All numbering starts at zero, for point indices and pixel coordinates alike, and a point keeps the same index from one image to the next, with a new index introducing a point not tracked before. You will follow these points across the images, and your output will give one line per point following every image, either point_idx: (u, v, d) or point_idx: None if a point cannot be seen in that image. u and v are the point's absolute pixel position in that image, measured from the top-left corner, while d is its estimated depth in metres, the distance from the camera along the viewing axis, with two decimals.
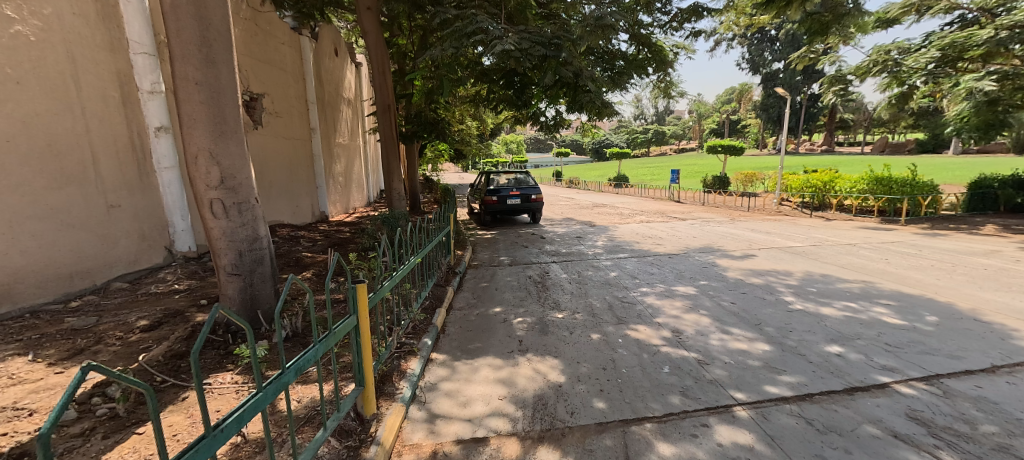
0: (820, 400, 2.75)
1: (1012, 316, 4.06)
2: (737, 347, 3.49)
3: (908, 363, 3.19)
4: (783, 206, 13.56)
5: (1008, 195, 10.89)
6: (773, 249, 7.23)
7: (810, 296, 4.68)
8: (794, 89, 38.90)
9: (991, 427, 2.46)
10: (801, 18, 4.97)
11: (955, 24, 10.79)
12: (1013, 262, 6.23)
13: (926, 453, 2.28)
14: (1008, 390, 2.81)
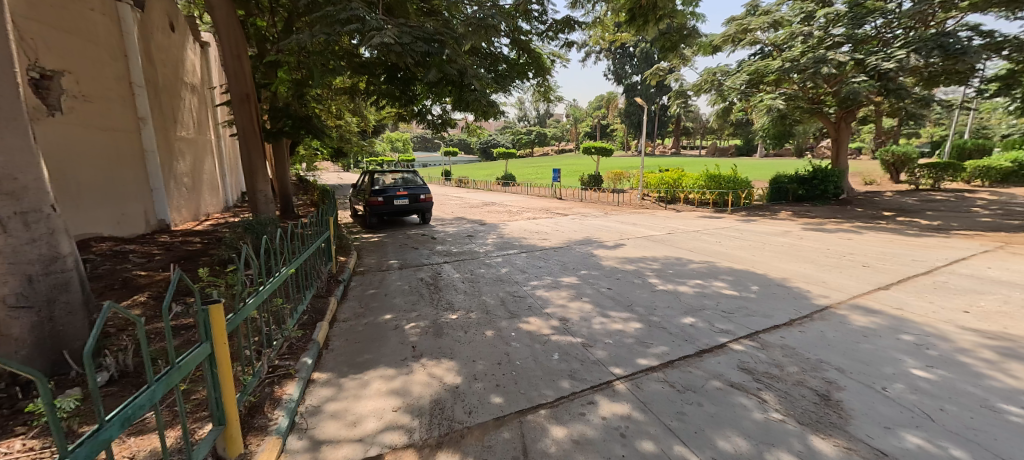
0: (679, 365, 3.24)
1: (803, 281, 5.31)
2: (614, 327, 3.91)
3: (737, 325, 3.96)
4: (645, 200, 15.54)
5: (794, 188, 14.19)
6: (640, 238, 8.27)
7: (670, 277, 5.49)
8: (649, 100, 44.62)
9: (792, 368, 3.20)
10: (655, 37, 5.80)
11: (757, 55, 13.73)
12: (803, 240, 8.15)
13: (753, 396, 2.85)
14: (800, 338, 3.69)
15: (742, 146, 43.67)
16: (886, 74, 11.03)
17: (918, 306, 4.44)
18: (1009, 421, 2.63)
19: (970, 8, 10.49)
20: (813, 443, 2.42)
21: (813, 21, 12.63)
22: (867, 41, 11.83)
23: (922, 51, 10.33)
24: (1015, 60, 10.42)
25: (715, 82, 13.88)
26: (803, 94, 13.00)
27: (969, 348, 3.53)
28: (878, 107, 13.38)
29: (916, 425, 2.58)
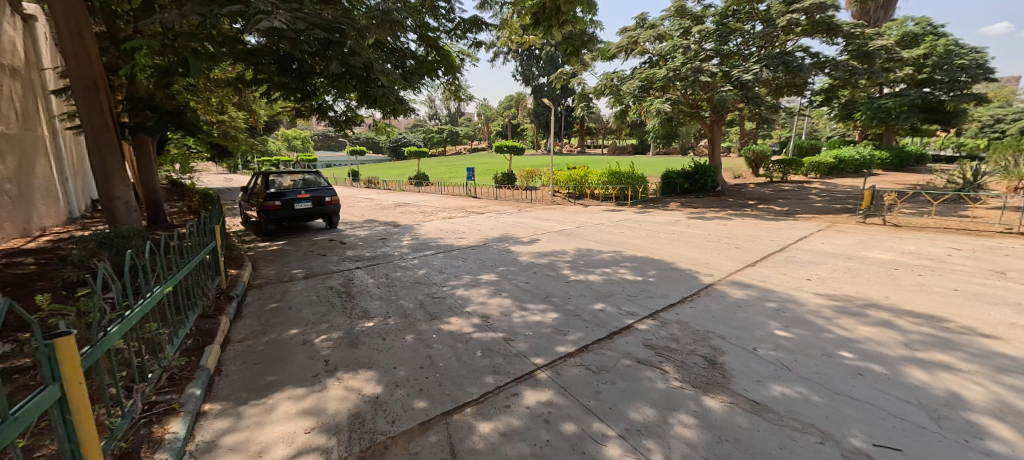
0: (594, 348, 3.49)
1: (692, 263, 6.03)
2: (533, 319, 4.05)
3: (640, 307, 4.38)
4: (555, 196, 16.14)
5: (681, 183, 15.71)
6: (553, 232, 8.64)
7: (581, 267, 5.85)
8: (556, 101, 46.32)
9: (685, 340, 3.65)
10: (559, 41, 6.07)
11: (646, 64, 15.00)
12: (692, 227, 9.24)
13: (657, 368, 3.19)
14: (690, 314, 4.23)
15: (637, 144, 47.16)
16: (747, 84, 12.76)
17: (777, 279, 5.34)
18: (840, 364, 3.31)
19: (804, 31, 12.70)
20: (706, 403, 2.80)
21: (689, 36, 14.28)
22: (731, 55, 13.67)
23: (770, 67, 12.36)
24: (835, 77, 12.89)
25: (612, 86, 14.95)
26: (684, 100, 14.69)
27: (815, 310, 4.35)
28: (740, 112, 15.55)
29: (778, 376, 3.13)
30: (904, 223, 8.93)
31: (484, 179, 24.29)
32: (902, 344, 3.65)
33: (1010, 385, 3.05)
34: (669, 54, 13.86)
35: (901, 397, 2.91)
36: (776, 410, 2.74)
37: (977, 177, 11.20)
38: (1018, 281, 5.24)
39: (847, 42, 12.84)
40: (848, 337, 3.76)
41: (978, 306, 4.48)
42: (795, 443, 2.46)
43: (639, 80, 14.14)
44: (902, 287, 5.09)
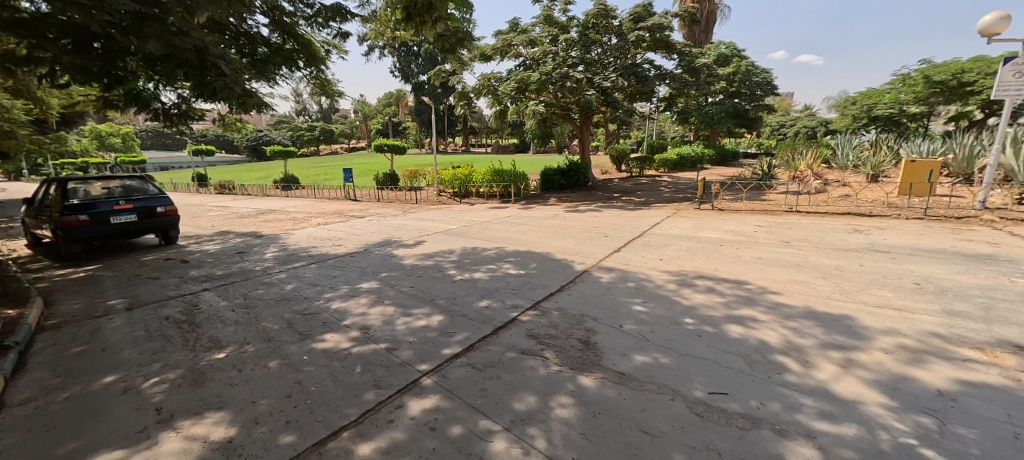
0: (480, 345, 3.64)
1: (569, 253, 6.54)
2: (419, 324, 4.05)
3: (522, 299, 4.67)
4: (441, 196, 16.06)
5: (558, 180, 16.74)
6: (438, 233, 8.64)
7: (465, 266, 5.98)
8: (437, 99, 45.99)
9: (563, 327, 4.01)
10: (434, 38, 6.04)
11: (521, 66, 15.66)
12: (567, 220, 9.97)
13: (539, 357, 3.46)
14: (569, 300, 4.62)
15: (519, 144, 49.09)
16: (607, 90, 14.17)
17: (639, 261, 6.05)
18: (685, 330, 3.93)
19: (649, 47, 14.48)
20: (581, 381, 3.13)
21: (557, 43, 15.18)
22: (594, 63, 14.99)
23: (625, 76, 13.88)
24: (672, 87, 14.91)
25: (490, 87, 15.21)
26: (556, 103, 15.72)
27: (665, 285, 5.06)
28: (603, 114, 17.10)
29: (639, 347, 3.62)
30: (727, 207, 10.75)
31: (366, 180, 23.12)
32: (727, 306, 4.45)
33: (798, 329, 3.92)
34: (541, 59, 14.56)
35: (729, 350, 3.57)
36: (638, 378, 3.18)
37: (770, 170, 13.98)
38: (799, 247, 6.68)
39: (679, 58, 14.94)
40: (690, 304, 4.47)
41: (776, 269, 5.63)
42: (653, 403, 2.89)
43: (515, 81, 14.63)
44: (734, 259, 6.12)
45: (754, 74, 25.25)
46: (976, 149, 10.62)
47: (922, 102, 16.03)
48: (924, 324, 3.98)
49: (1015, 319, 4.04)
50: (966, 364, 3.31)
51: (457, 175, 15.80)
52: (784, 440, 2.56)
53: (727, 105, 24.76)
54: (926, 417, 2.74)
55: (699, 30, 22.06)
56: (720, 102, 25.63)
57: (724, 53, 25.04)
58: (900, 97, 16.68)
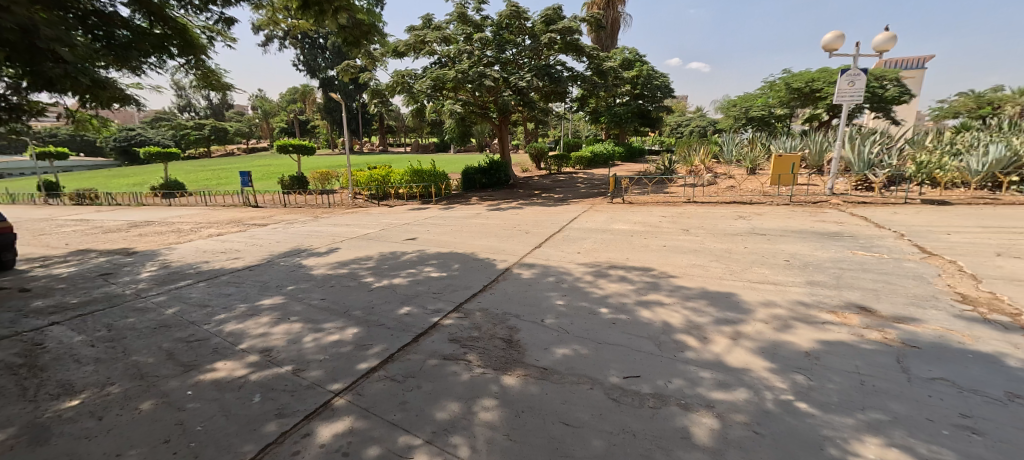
0: (399, 357, 3.59)
1: (490, 252, 6.64)
2: (330, 339, 3.92)
3: (444, 302, 4.66)
4: (358, 199, 15.35)
5: (479, 179, 16.81)
6: (354, 238, 8.28)
7: (383, 271, 5.82)
8: (349, 97, 43.97)
9: (486, 327, 4.07)
10: (336, 30, 5.66)
11: (436, 64, 15.53)
12: (488, 219, 10.04)
13: (462, 361, 3.50)
14: (491, 298, 4.70)
15: (440, 143, 48.50)
16: (523, 90, 14.44)
17: (557, 255, 6.30)
18: (600, 318, 4.15)
19: (561, 49, 14.98)
20: (504, 381, 3.20)
21: (472, 42, 15.12)
22: (509, 63, 15.23)
23: (539, 76, 14.28)
24: (583, 88, 15.61)
25: (405, 84, 14.62)
26: (473, 101, 15.73)
27: (581, 276, 5.31)
28: (520, 114, 17.44)
29: (560, 340, 3.77)
30: (635, 201, 11.49)
31: (271, 184, 21.39)
32: (636, 291, 4.78)
33: (697, 307, 4.31)
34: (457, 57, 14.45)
35: (640, 334, 3.83)
36: (559, 371, 3.32)
37: (669, 165, 15.19)
38: (696, 233, 7.33)
39: (588, 60, 15.67)
40: (604, 293, 4.72)
41: (677, 255, 6.14)
42: (574, 394, 3.03)
43: (431, 79, 14.42)
44: (642, 248, 6.59)
45: (654, 78, 27.25)
46: (826, 144, 12.39)
47: (784, 105, 18.76)
48: (794, 294, 4.57)
49: (861, 284, 4.78)
50: (827, 325, 3.85)
51: (374, 176, 15.19)
52: (689, 413, 2.81)
53: (632, 105, 26.46)
54: (800, 375, 3.14)
55: (604, 35, 23.26)
56: (626, 102, 27.30)
57: (627, 57, 26.71)
58: (768, 100, 19.29)
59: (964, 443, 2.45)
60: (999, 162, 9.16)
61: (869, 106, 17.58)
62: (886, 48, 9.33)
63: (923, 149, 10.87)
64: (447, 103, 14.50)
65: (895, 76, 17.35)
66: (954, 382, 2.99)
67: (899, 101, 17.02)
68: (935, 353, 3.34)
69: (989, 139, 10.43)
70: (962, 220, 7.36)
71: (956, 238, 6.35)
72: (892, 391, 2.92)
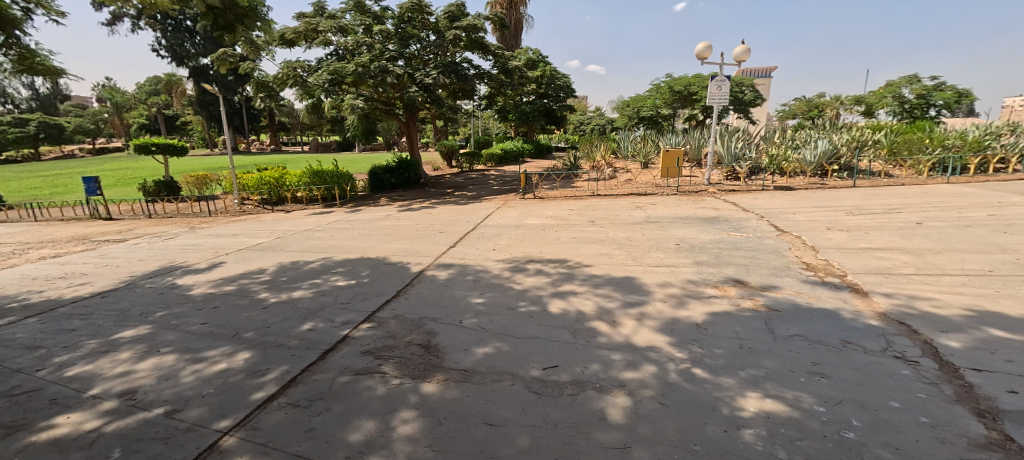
0: (302, 379, 3.31)
1: (401, 254, 6.46)
2: (215, 369, 3.47)
3: (354, 313, 4.41)
4: (245, 205, 13.77)
5: (387, 178, 16.05)
6: (243, 250, 7.46)
7: (280, 286, 5.32)
8: (229, 89, 39.46)
9: (401, 334, 3.94)
10: (201, 11, 4.75)
11: (333, 56, 14.59)
12: (399, 220, 9.70)
13: (376, 373, 3.34)
14: (405, 303, 4.58)
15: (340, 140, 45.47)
16: (429, 87, 14.12)
17: (472, 253, 6.35)
18: (518, 313, 4.27)
19: (466, 46, 14.96)
20: (424, 390, 3.12)
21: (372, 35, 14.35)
22: (413, 58, 14.79)
23: (446, 73, 13.93)
24: (490, 86, 15.89)
25: (297, 77, 13.47)
26: (377, 97, 14.91)
27: (497, 273, 5.42)
28: (428, 111, 17.11)
29: (479, 339, 3.78)
30: (546, 195, 11.95)
31: (129, 191, 18.15)
32: (550, 283, 5.01)
33: (604, 294, 4.63)
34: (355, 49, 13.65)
35: (556, 324, 4.01)
36: (480, 370, 3.33)
37: (575, 162, 16.06)
38: (601, 224, 7.87)
39: (494, 59, 15.85)
40: (519, 288, 4.88)
41: (584, 245, 6.54)
42: (496, 393, 3.06)
43: (327, 73, 13.44)
44: (553, 240, 6.91)
45: (556, 78, 28.46)
46: (701, 140, 14.07)
47: (669, 105, 21.04)
48: (685, 274, 5.15)
49: (736, 261, 5.55)
50: (712, 299, 4.40)
51: (264, 178, 13.72)
52: (604, 395, 3.01)
53: (538, 104, 27.46)
54: (694, 345, 3.55)
55: (509, 35, 23.71)
56: (532, 101, 28.26)
57: (531, 57, 27.52)
58: (655, 102, 21.36)
59: (817, 386, 2.99)
60: (827, 154, 11.34)
61: (732, 107, 20.65)
62: (742, 59, 10.85)
63: (772, 144, 12.96)
64: (348, 98, 13.61)
65: (750, 82, 20.45)
66: (806, 337, 3.61)
67: (755, 104, 20.27)
68: (792, 314, 4.01)
69: (817, 136, 12.82)
70: (805, 202, 8.93)
71: (800, 217, 7.69)
72: (763, 350, 3.44)
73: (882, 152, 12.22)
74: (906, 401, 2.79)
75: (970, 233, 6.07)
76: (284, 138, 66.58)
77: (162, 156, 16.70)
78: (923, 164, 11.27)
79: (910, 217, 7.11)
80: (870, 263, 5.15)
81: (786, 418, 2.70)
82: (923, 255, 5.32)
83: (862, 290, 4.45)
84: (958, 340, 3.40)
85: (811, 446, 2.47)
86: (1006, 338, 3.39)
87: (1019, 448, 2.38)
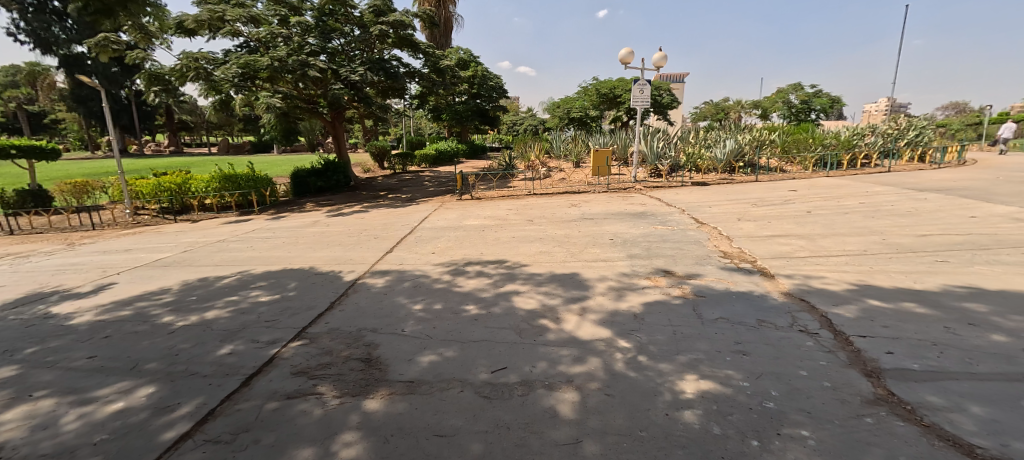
0: (223, 410, 2.96)
1: (331, 265, 6.13)
2: (109, 410, 2.97)
3: (282, 332, 4.05)
4: (140, 215, 12.07)
5: (312, 182, 15.11)
6: (141, 268, 6.59)
7: (189, 308, 4.73)
8: (113, 82, 34.72)
9: (338, 350, 3.68)
10: None
11: (244, 48, 13.37)
12: (330, 226, 9.13)
13: (310, 395, 3.09)
14: (340, 317, 4.33)
15: (252, 141, 41.80)
16: (356, 84, 13.50)
17: (409, 259, 6.19)
18: (462, 317, 4.21)
19: (394, 43, 14.65)
20: (367, 407, 2.94)
21: (288, 26, 13.54)
22: (338, 53, 14.00)
23: (373, 70, 13.53)
24: (421, 85, 15.52)
25: (201, 70, 12.10)
26: (297, 93, 13.89)
27: (438, 278, 5.31)
28: (356, 110, 16.39)
29: (423, 347, 3.66)
30: (483, 196, 11.95)
31: None
32: (493, 285, 5.02)
33: (546, 292, 4.73)
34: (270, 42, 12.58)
35: (501, 326, 4.00)
36: (427, 380, 3.21)
37: (510, 161, 16.20)
38: (539, 223, 8.04)
39: (425, 57, 15.55)
40: (463, 291, 4.84)
41: (523, 245, 6.64)
42: (445, 402, 2.97)
43: (237, 66, 12.30)
44: (491, 241, 6.94)
45: (488, 79, 28.42)
46: (627, 140, 14.92)
47: (596, 107, 22.95)
48: (619, 267, 5.44)
49: (664, 252, 5.97)
50: (645, 289, 4.69)
51: (163, 183, 12.13)
52: (553, 392, 3.05)
53: (470, 104, 27.53)
54: (633, 335, 3.76)
55: (438, 33, 23.37)
56: (465, 101, 28.26)
57: (463, 57, 27.27)
58: (584, 104, 23.19)
59: (741, 363, 3.30)
60: (733, 152, 12.75)
61: (651, 110, 22.68)
62: (661, 65, 11.70)
63: (688, 142, 14.13)
64: (262, 95, 12.47)
65: (666, 87, 22.59)
66: (729, 318, 3.99)
67: (671, 107, 22.57)
68: (715, 299, 4.40)
69: (724, 136, 14.21)
70: (718, 196, 9.87)
71: (716, 209, 8.48)
72: (694, 334, 3.73)
73: (777, 149, 13.83)
74: (813, 369, 3.18)
75: (850, 218, 7.10)
76: (185, 138, 59.77)
77: (24, 160, 13.90)
78: (808, 161, 13.16)
79: (802, 206, 8.16)
80: (776, 249, 5.82)
81: (717, 396, 2.94)
82: (815, 239, 6.13)
83: (770, 273, 5.02)
84: (847, 312, 3.96)
85: (741, 419, 2.70)
86: (882, 307, 4.01)
87: (899, 400, 2.81)
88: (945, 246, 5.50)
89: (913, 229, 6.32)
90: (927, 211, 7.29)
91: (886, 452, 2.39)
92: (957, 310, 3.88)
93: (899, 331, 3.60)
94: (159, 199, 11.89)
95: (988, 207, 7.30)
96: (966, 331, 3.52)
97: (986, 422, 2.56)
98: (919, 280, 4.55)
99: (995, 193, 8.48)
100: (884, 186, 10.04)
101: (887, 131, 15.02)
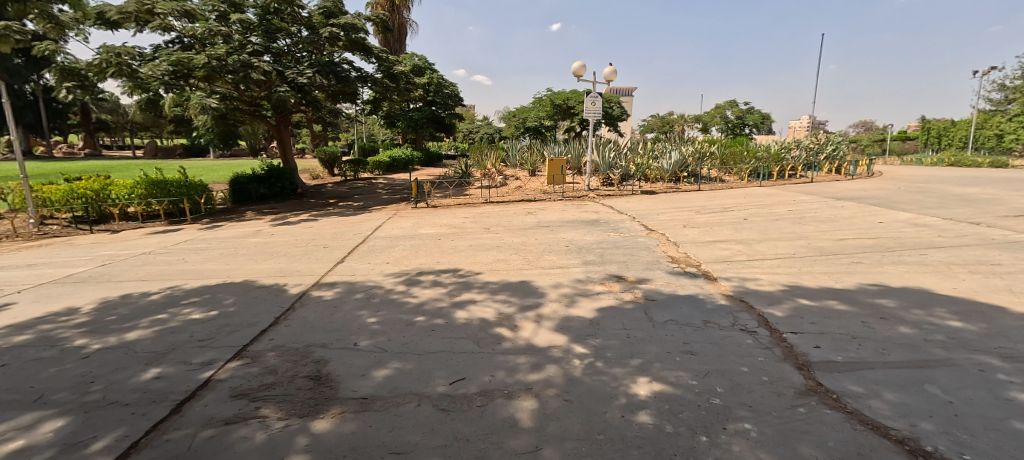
0: (149, 441, 2.66)
1: (273, 277, 5.76)
2: (5, 450, 2.57)
3: (218, 351, 3.74)
4: (47, 226, 10.73)
5: (254, 188, 14.19)
6: (48, 284, 5.84)
7: (108, 329, 4.22)
8: (15, 73, 30.97)
9: (284, 369, 3.44)
10: None
11: (177, 44, 12.33)
12: (273, 236, 8.59)
13: (251, 419, 2.85)
14: (284, 332, 4.07)
15: (185, 144, 38.65)
16: (303, 87, 12.92)
17: (360, 269, 5.95)
18: (417, 327, 4.11)
19: (345, 46, 14.46)
20: (316, 428, 2.75)
21: (228, 23, 12.64)
22: (282, 54, 13.36)
23: (322, 73, 13.01)
24: (374, 90, 15.16)
25: (124, 66, 11.11)
26: (235, 95, 13.04)
27: (391, 288, 5.15)
28: (303, 114, 15.67)
29: (377, 361, 3.52)
30: (437, 203, 11.81)
31: None
32: (449, 294, 4.94)
33: (501, 300, 4.72)
34: (207, 39, 11.79)
35: (459, 336, 3.93)
36: (381, 396, 3.07)
37: (466, 169, 16.14)
38: (495, 231, 8.04)
39: (377, 62, 15.25)
40: (418, 301, 4.72)
41: (478, 252, 6.63)
42: (401, 417, 2.84)
43: (168, 63, 11.34)
44: (447, 249, 6.84)
45: (444, 86, 28.39)
46: (581, 150, 15.38)
47: (551, 117, 23.62)
48: (574, 273, 5.56)
49: (616, 258, 6.17)
50: (599, 295, 4.82)
51: (77, 189, 10.82)
52: (512, 400, 3.03)
53: (426, 111, 27.29)
54: (590, 340, 3.83)
55: (393, 39, 23.14)
56: (419, 108, 28.07)
57: (418, 64, 27.00)
58: (539, 114, 23.76)
59: (689, 363, 3.46)
60: (678, 163, 13.56)
61: (604, 121, 23.68)
62: (611, 78, 12.22)
63: (637, 152, 14.81)
64: (195, 96, 11.58)
65: (618, 100, 23.64)
66: (678, 320, 4.18)
67: (621, 119, 23.64)
68: (665, 302, 4.61)
69: (670, 147, 15.02)
70: (667, 204, 10.41)
71: (664, 216, 8.93)
72: (646, 337, 3.87)
73: (718, 161, 14.70)
74: (753, 365, 3.40)
75: (782, 224, 7.74)
76: (105, 140, 54.74)
77: None
78: (744, 172, 14.28)
79: (740, 214, 8.77)
80: (718, 253, 6.22)
81: (669, 395, 3.06)
82: (751, 244, 6.61)
83: (713, 276, 5.36)
84: (780, 311, 4.29)
85: (690, 416, 2.82)
86: (810, 305, 4.38)
87: (826, 389, 3.07)
88: (859, 249, 6.14)
89: (834, 234, 7.00)
90: (844, 218, 8.11)
91: (817, 439, 2.57)
92: (869, 306, 4.32)
93: (825, 326, 3.95)
94: (71, 206, 10.60)
95: (894, 213, 8.25)
96: (879, 324, 3.94)
97: (899, 406, 2.85)
98: (840, 279, 5.03)
99: (899, 201, 9.61)
100: (810, 195, 11.04)
101: (810, 145, 16.58)
